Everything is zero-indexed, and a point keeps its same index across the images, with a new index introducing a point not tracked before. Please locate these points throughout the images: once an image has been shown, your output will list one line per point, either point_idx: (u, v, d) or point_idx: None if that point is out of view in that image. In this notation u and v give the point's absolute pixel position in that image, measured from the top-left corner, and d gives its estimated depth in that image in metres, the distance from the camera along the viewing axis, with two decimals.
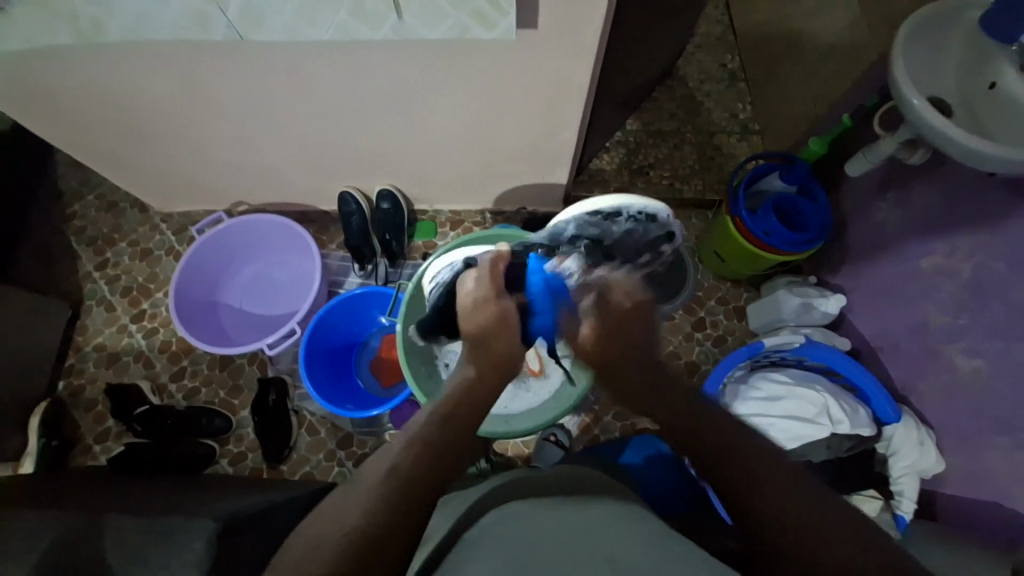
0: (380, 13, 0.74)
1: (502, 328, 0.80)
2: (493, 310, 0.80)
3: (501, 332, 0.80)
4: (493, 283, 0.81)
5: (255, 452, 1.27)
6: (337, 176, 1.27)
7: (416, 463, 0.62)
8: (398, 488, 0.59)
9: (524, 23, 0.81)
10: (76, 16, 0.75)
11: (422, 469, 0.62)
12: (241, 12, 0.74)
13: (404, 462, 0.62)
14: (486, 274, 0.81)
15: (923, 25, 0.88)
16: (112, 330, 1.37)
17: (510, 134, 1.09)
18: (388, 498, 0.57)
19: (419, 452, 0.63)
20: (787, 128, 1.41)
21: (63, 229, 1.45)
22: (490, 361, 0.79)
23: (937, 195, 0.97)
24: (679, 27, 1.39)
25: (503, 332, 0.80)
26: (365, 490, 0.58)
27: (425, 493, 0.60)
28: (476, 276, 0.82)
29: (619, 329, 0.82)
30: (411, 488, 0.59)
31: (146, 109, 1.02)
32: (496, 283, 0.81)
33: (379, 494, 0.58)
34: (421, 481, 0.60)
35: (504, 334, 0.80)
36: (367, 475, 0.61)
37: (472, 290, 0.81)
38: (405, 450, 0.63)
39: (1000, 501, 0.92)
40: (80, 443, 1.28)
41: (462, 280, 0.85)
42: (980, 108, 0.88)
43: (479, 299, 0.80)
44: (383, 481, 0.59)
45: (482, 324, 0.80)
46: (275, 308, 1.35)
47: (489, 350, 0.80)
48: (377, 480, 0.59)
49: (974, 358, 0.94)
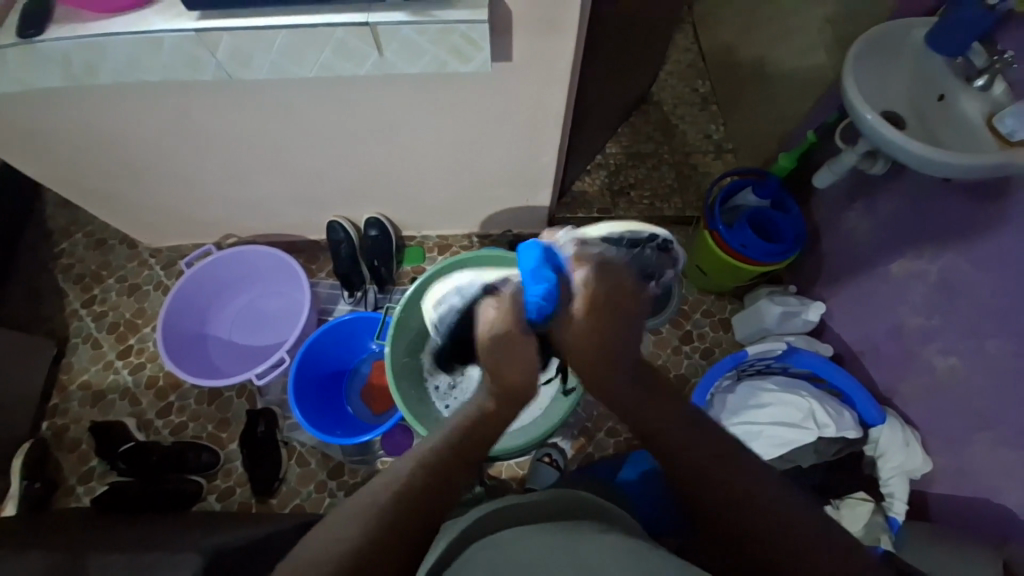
0: (363, 52, 0.78)
1: (522, 352, 0.68)
2: (519, 343, 0.68)
3: (519, 356, 0.68)
4: (513, 311, 0.68)
5: (245, 486, 1.24)
6: (325, 206, 1.29)
7: (423, 471, 0.61)
8: (403, 500, 0.59)
9: (501, 55, 0.86)
10: (68, 61, 0.77)
11: (430, 485, 0.61)
12: (230, 53, 0.77)
13: (412, 472, 0.61)
14: (503, 304, 0.69)
15: (873, 45, 0.93)
16: (98, 367, 1.36)
17: (493, 158, 1.12)
18: (387, 515, 0.57)
19: (424, 470, 0.61)
20: (759, 145, 1.48)
21: (49, 267, 1.45)
22: (510, 392, 0.69)
23: (900, 203, 1.02)
24: (650, 56, 1.46)
25: (519, 353, 0.68)
26: (367, 508, 0.58)
27: (431, 502, 0.60)
28: (495, 303, 0.70)
29: (608, 311, 0.68)
30: (419, 499, 0.60)
31: (136, 146, 1.05)
32: (518, 319, 0.68)
33: (387, 509, 0.58)
34: (428, 498, 0.60)
35: (525, 360, 0.69)
36: (373, 487, 0.60)
37: (490, 315, 0.69)
38: (415, 470, 0.61)
39: (987, 496, 0.93)
40: (63, 485, 1.24)
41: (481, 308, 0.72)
42: (933, 119, 0.94)
43: (499, 334, 0.67)
44: (388, 499, 0.58)
45: (508, 348, 0.68)
46: (265, 338, 1.35)
47: (506, 376, 0.68)
48: (384, 497, 0.59)
49: (949, 357, 0.97)
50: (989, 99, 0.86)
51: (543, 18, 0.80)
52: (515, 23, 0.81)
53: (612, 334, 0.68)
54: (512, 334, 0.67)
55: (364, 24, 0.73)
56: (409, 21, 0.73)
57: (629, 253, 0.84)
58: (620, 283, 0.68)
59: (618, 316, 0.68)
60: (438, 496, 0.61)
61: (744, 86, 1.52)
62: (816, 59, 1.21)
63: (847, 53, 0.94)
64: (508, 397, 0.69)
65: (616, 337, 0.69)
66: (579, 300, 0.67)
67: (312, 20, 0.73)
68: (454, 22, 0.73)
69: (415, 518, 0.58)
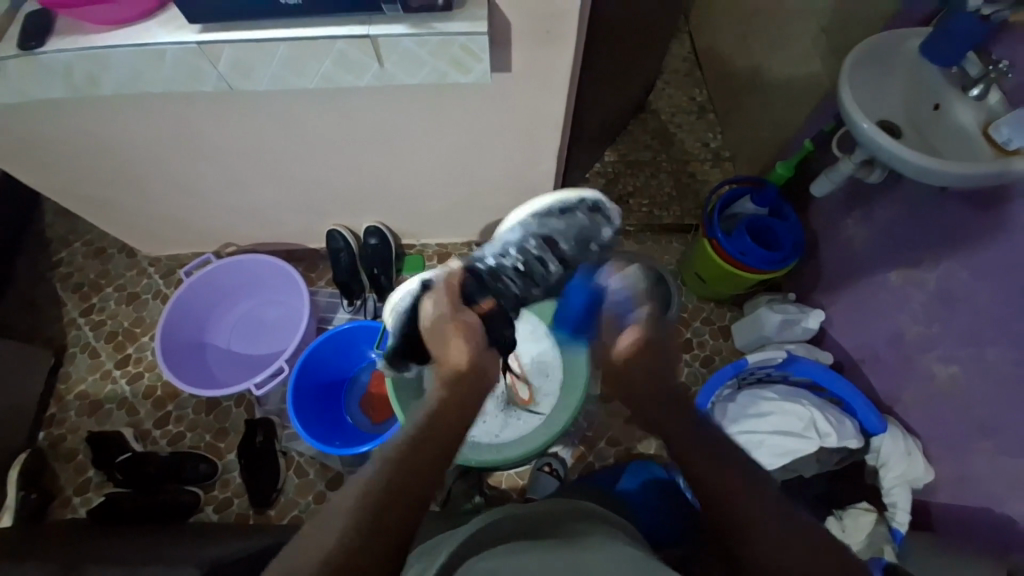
0: (363, 63, 0.78)
1: (461, 331, 0.73)
2: (456, 319, 0.74)
3: (459, 334, 0.73)
4: (449, 297, 0.78)
5: (242, 497, 1.23)
6: (325, 215, 1.29)
7: (396, 466, 0.61)
8: (373, 503, 0.57)
9: (500, 66, 0.87)
10: (70, 72, 0.78)
11: (404, 478, 0.60)
12: (232, 65, 0.78)
13: (384, 468, 0.60)
14: (435, 295, 0.79)
15: (868, 56, 0.94)
16: (96, 377, 1.35)
17: (492, 167, 1.13)
18: (364, 513, 0.57)
19: (391, 468, 0.60)
20: (756, 153, 1.49)
21: (48, 276, 1.45)
22: (460, 370, 0.70)
23: (898, 211, 1.03)
24: (647, 65, 1.48)
25: (455, 329, 0.73)
26: (338, 514, 0.57)
27: (410, 498, 0.59)
28: (432, 298, 0.80)
29: (651, 363, 0.71)
30: (391, 503, 0.58)
31: (136, 155, 1.05)
32: (447, 299, 0.78)
33: (358, 512, 0.57)
34: (405, 491, 0.59)
35: (465, 337, 0.73)
36: (350, 490, 0.60)
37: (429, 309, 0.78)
38: (384, 464, 0.61)
39: (990, 505, 0.93)
40: (59, 496, 1.23)
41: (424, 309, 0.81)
42: (928, 128, 0.95)
43: (433, 319, 0.76)
44: (357, 502, 0.58)
45: (447, 330, 0.74)
46: (264, 347, 1.35)
47: (451, 358, 0.72)
48: (353, 499, 0.58)
49: (949, 365, 0.97)
50: (983, 108, 0.87)
51: (542, 30, 0.81)
52: (514, 34, 0.82)
53: (647, 372, 0.71)
54: (443, 314, 0.76)
55: (364, 36, 0.74)
56: (409, 33, 0.74)
57: (557, 223, 0.90)
58: (648, 335, 0.71)
59: (658, 365, 0.72)
60: (416, 488, 0.60)
61: (740, 96, 1.54)
62: (812, 69, 1.22)
63: (842, 64, 0.95)
64: (456, 373, 0.70)
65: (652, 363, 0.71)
66: (627, 339, 0.72)
67: (313, 33, 0.74)
68: (453, 34, 0.74)
69: (394, 513, 0.57)
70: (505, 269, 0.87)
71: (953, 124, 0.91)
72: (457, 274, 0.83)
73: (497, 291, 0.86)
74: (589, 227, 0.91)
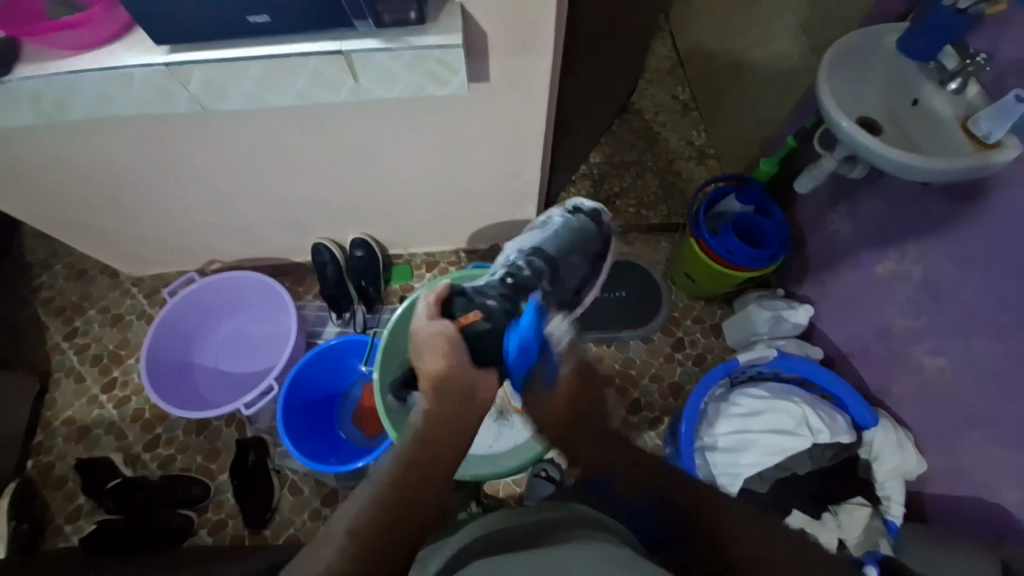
0: (338, 79, 0.77)
1: (439, 349, 0.72)
2: (431, 335, 0.74)
3: (439, 353, 0.72)
4: (425, 309, 0.78)
5: (237, 518, 1.22)
6: (309, 229, 1.28)
7: (380, 493, 0.59)
8: (371, 529, 0.56)
9: (479, 76, 0.87)
10: (38, 98, 0.76)
11: (396, 502, 0.58)
12: (203, 86, 0.76)
13: (371, 497, 0.59)
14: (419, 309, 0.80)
15: (846, 53, 0.94)
16: (82, 402, 1.33)
17: (477, 177, 1.12)
18: (356, 544, 0.55)
19: (383, 493, 0.59)
20: (740, 150, 1.49)
21: (29, 301, 1.42)
22: (447, 387, 0.69)
23: (881, 205, 1.03)
24: (629, 66, 1.48)
25: (435, 347, 0.72)
26: (333, 542, 0.56)
27: (409, 521, 0.58)
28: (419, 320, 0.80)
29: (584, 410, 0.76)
30: (390, 525, 0.57)
31: (113, 178, 1.03)
32: (431, 313, 0.83)
33: (355, 539, 0.55)
34: (400, 514, 0.58)
35: (442, 355, 0.72)
36: (342, 517, 0.59)
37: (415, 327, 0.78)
38: (374, 490, 0.60)
39: (981, 495, 0.94)
40: (50, 525, 1.21)
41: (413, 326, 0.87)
42: (907, 123, 0.96)
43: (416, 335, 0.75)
44: (349, 531, 0.56)
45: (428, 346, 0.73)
46: (253, 365, 1.33)
47: (434, 373, 0.71)
48: (348, 526, 0.57)
49: (937, 357, 0.97)
50: (961, 101, 0.88)
51: (518, 38, 0.80)
52: (490, 44, 0.81)
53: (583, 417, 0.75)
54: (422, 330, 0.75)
55: (338, 53, 0.73)
56: (383, 48, 0.73)
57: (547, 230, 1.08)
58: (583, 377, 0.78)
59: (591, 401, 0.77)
60: (409, 509, 0.58)
61: (722, 92, 1.54)
62: (792, 66, 1.22)
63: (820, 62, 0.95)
64: (445, 391, 0.69)
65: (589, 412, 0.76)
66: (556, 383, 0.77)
67: (284, 51, 0.73)
68: (428, 48, 0.73)
69: (393, 542, 0.56)
70: (495, 287, 0.97)
71: (930, 116, 0.91)
72: (443, 291, 0.89)
73: (489, 305, 0.93)
74: (574, 229, 1.07)
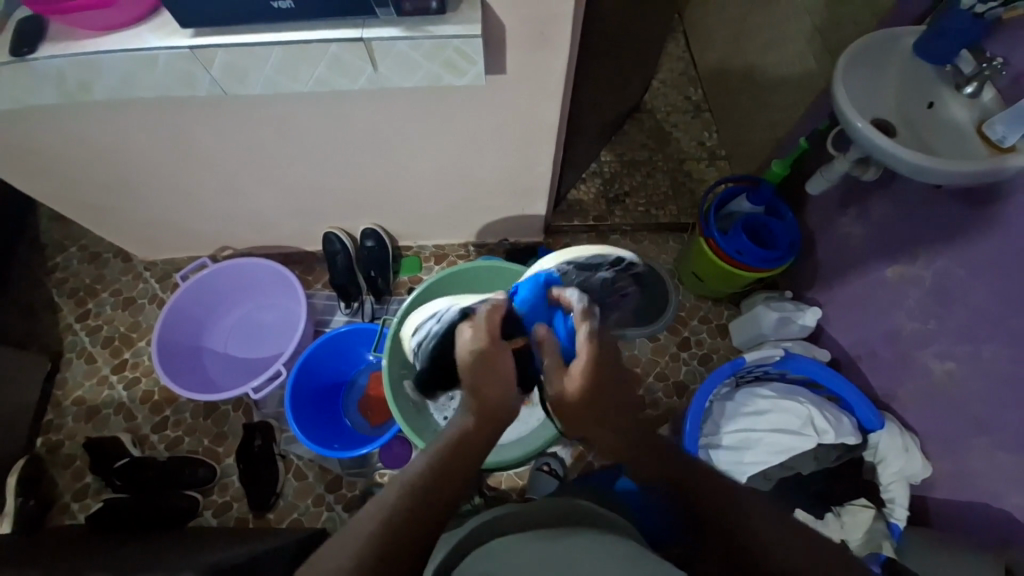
0: (357, 66, 0.78)
1: (497, 370, 0.68)
2: (492, 355, 0.69)
3: (497, 375, 0.68)
4: (490, 331, 0.70)
5: (242, 501, 1.23)
6: (321, 217, 1.29)
7: (408, 495, 0.59)
8: (393, 532, 0.56)
9: (496, 68, 0.87)
10: (63, 78, 0.77)
11: (422, 507, 0.59)
12: (225, 70, 0.78)
13: (398, 498, 0.59)
14: (482, 320, 0.71)
15: (863, 53, 0.94)
16: (92, 383, 1.35)
17: (489, 169, 1.13)
18: (381, 544, 0.55)
19: (411, 496, 0.59)
20: (751, 152, 1.49)
21: (43, 282, 1.44)
22: (491, 407, 0.67)
23: (892, 208, 1.03)
24: (643, 64, 1.48)
25: (497, 370, 0.68)
26: (355, 537, 0.56)
27: (428, 524, 0.58)
28: (472, 326, 0.72)
29: (602, 399, 0.66)
30: (411, 528, 0.57)
31: (131, 160, 1.05)
32: (491, 330, 0.70)
33: (379, 539, 0.55)
34: (423, 519, 0.58)
35: (496, 378, 0.68)
36: (366, 513, 0.58)
37: (468, 337, 0.71)
38: (402, 494, 0.59)
39: (985, 500, 0.94)
40: (57, 502, 1.23)
41: (460, 331, 0.74)
42: (921, 125, 0.95)
43: (475, 350, 0.69)
44: (376, 529, 0.56)
45: (482, 366, 0.68)
46: (261, 351, 1.34)
47: (486, 395, 0.67)
48: (373, 525, 0.56)
49: (945, 361, 0.97)
50: (976, 106, 0.88)
51: (537, 31, 0.81)
52: (508, 37, 0.82)
53: (606, 396, 0.67)
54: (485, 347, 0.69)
55: (358, 40, 0.74)
56: (403, 37, 0.73)
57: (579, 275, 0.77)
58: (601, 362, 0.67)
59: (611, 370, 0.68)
60: (432, 513, 0.59)
61: (735, 94, 1.54)
62: (807, 67, 1.22)
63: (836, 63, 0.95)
64: (487, 412, 0.67)
65: (612, 382, 0.67)
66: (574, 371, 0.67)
67: (306, 38, 0.74)
68: (448, 37, 0.74)
69: (412, 541, 0.57)
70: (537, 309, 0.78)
71: (945, 122, 0.92)
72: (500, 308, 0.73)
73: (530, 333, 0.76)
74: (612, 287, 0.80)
